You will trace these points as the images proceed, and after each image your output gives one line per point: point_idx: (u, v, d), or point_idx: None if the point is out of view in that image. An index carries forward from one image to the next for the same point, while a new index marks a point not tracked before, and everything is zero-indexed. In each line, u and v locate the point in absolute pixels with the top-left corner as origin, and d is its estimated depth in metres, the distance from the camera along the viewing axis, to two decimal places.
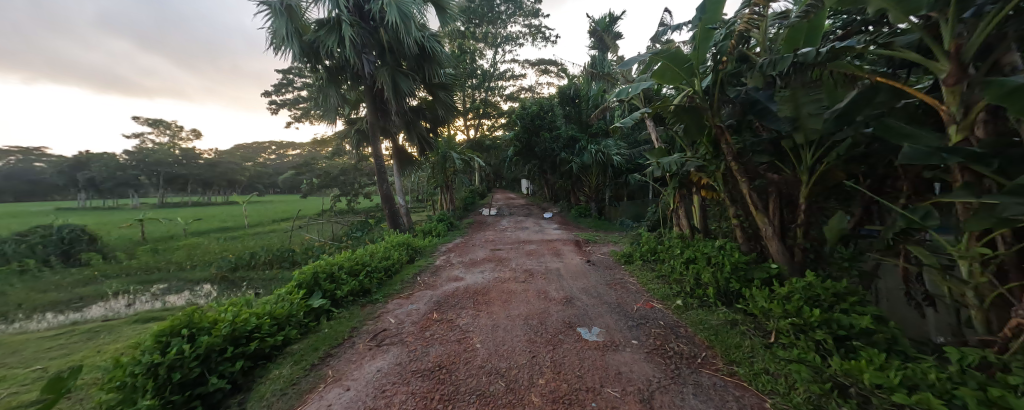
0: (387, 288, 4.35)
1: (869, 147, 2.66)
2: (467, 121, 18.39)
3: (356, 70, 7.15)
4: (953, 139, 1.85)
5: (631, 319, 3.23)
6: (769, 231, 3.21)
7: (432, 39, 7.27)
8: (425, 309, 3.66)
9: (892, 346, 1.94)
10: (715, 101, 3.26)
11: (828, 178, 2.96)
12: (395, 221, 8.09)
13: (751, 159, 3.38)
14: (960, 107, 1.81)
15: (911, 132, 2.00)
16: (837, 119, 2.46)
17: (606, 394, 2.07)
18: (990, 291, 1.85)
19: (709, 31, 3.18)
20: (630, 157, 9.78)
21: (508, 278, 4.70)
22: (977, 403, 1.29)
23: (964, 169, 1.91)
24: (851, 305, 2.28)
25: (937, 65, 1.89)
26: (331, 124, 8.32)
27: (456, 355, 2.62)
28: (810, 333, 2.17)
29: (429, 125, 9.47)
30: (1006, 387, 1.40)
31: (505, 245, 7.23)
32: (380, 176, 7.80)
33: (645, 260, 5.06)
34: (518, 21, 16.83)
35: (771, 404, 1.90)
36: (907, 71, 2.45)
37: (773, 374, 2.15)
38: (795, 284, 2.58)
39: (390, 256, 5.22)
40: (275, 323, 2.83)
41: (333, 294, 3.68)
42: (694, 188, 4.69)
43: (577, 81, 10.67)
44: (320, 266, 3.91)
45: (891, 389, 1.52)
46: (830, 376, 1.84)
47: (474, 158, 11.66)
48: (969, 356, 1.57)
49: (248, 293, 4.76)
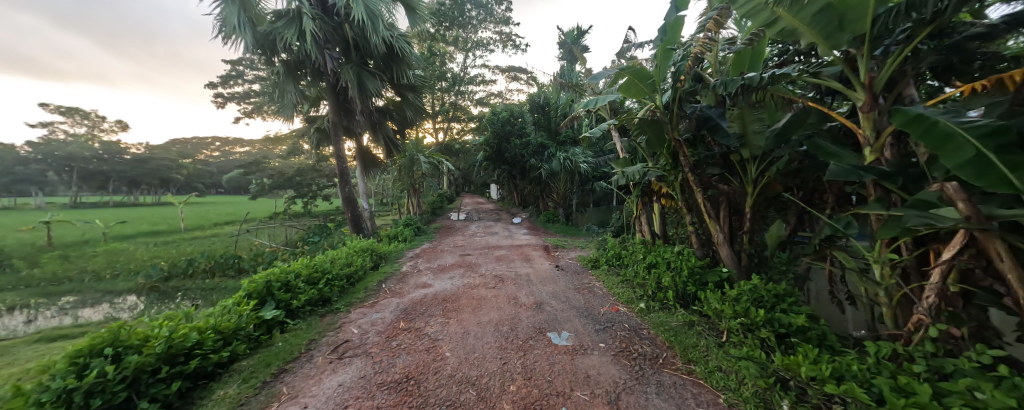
0: (348, 297, 4.10)
1: (801, 163, 2.99)
2: (436, 124, 18.11)
3: (318, 66, 6.76)
4: (868, 158, 2.13)
5: (599, 323, 3.33)
6: (720, 238, 3.49)
7: (401, 39, 7.08)
8: (391, 317, 3.52)
9: (822, 342, 2.18)
10: (673, 116, 3.52)
11: (769, 190, 3.29)
12: (357, 225, 7.70)
13: (705, 170, 3.66)
14: (873, 132, 2.10)
15: (836, 152, 2.28)
16: (777, 138, 2.74)
17: (575, 398, 2.12)
18: (897, 291, 2.15)
19: (669, 51, 3.43)
20: (596, 166, 10.20)
21: (477, 284, 4.65)
22: (891, 390, 1.50)
23: (876, 185, 2.21)
24: (789, 305, 2.55)
25: (855, 94, 2.17)
26: (289, 121, 7.81)
27: (425, 365, 2.54)
28: (756, 332, 2.38)
29: (396, 126, 9.21)
30: (910, 374, 1.65)
31: (475, 251, 7.14)
32: (343, 178, 7.42)
33: (610, 265, 5.25)
34: (489, 27, 17.01)
35: (724, 400, 2.07)
36: (831, 97, 2.81)
37: (725, 371, 2.33)
38: (743, 286, 2.82)
39: (352, 262, 4.93)
40: (220, 338, 2.54)
41: (288, 304, 3.40)
42: (655, 197, 4.99)
43: (546, 90, 10.98)
44: (273, 273, 3.57)
45: (824, 380, 1.72)
46: (773, 371, 2.03)
47: (443, 162, 11.49)
48: (882, 349, 1.81)
49: (186, 305, 4.24)
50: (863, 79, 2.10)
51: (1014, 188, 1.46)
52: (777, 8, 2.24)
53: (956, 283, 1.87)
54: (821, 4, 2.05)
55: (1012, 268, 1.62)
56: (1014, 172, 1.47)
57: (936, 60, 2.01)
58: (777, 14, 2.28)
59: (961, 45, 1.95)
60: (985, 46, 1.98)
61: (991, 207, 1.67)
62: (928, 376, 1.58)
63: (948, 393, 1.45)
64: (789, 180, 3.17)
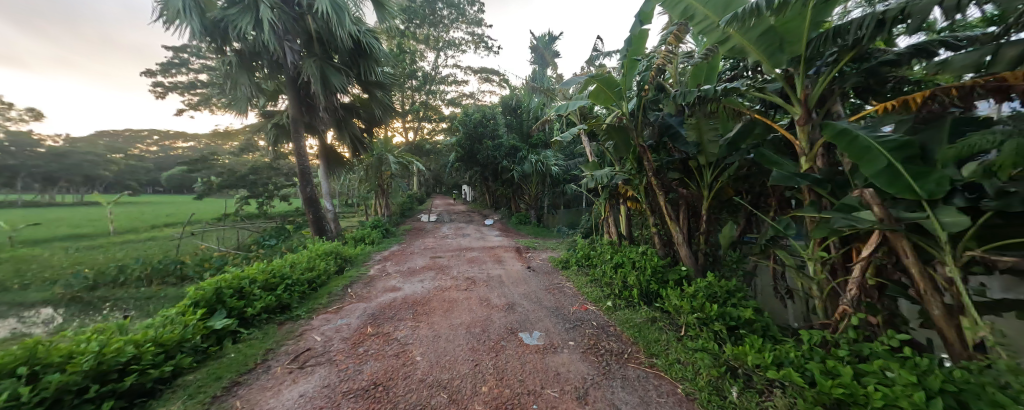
0: (309, 303, 3.88)
1: (750, 169, 3.28)
2: (405, 123, 17.61)
3: (275, 58, 6.38)
4: (804, 166, 2.39)
5: (568, 322, 3.42)
6: (679, 238, 3.73)
7: (369, 35, 6.82)
8: (358, 323, 3.38)
9: (766, 332, 2.42)
10: (637, 123, 3.73)
11: (722, 194, 3.57)
12: (320, 228, 7.30)
13: (666, 175, 3.89)
14: (808, 143, 2.36)
15: (778, 160, 2.52)
16: (728, 146, 3.00)
17: (546, 395, 2.17)
18: (827, 285, 2.42)
19: (634, 61, 3.62)
20: (566, 168, 10.50)
21: (448, 287, 4.58)
22: (821, 373, 1.70)
23: (810, 190, 2.48)
24: (738, 300, 2.78)
25: (793, 109, 2.43)
26: (242, 116, 7.35)
27: (394, 371, 2.47)
28: (709, 325, 2.58)
29: (364, 125, 8.86)
30: (836, 358, 1.87)
31: (446, 253, 7.03)
32: (304, 177, 7.03)
33: (579, 266, 5.40)
34: (461, 27, 16.83)
35: (683, 390, 2.21)
36: (774, 110, 3.10)
37: (683, 362, 2.48)
38: (699, 284, 3.03)
39: (314, 267, 4.65)
40: (161, 351, 2.30)
41: (241, 312, 3.15)
42: (621, 199, 5.22)
43: (518, 93, 11.09)
44: (224, 279, 3.27)
45: (766, 367, 1.92)
46: (724, 361, 2.22)
47: (413, 162, 11.23)
48: (814, 336, 2.03)
49: (114, 317, 3.71)
50: (799, 95, 2.35)
51: (917, 195, 1.74)
52: (727, 29, 2.45)
53: (872, 276, 2.15)
54: (764, 26, 2.30)
55: (913, 263, 1.89)
56: (916, 182, 1.75)
57: (858, 81, 2.30)
58: (728, 34, 2.50)
59: (876, 69, 2.26)
60: (895, 71, 2.30)
61: (898, 210, 1.95)
62: (850, 359, 1.81)
63: (865, 373, 1.67)
64: (738, 185, 3.47)
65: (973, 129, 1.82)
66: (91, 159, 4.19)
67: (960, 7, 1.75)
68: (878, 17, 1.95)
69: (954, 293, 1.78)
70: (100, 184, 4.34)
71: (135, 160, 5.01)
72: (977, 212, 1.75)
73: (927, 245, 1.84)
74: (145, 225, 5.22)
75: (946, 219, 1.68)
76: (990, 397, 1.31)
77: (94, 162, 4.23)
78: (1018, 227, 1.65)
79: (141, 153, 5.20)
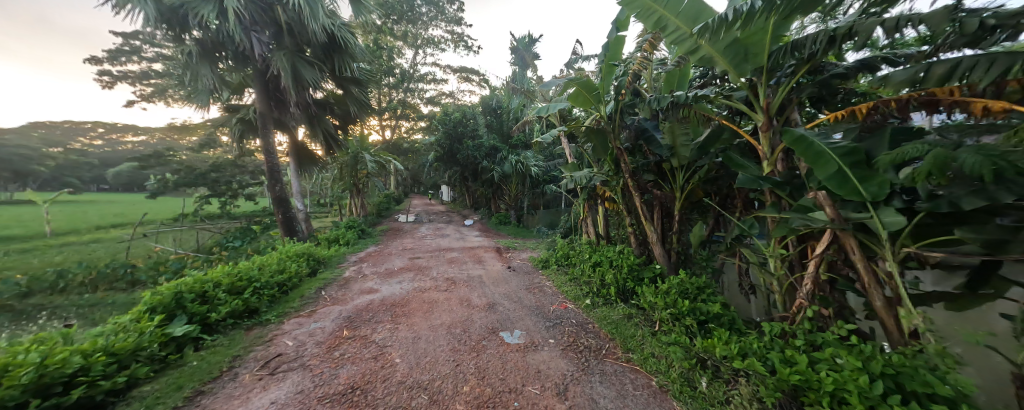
0: (279, 307, 3.69)
1: (718, 172, 3.47)
2: (382, 121, 17.16)
3: (242, 49, 6.13)
4: (766, 169, 2.57)
5: (548, 320, 3.47)
6: (654, 238, 3.89)
7: (344, 29, 6.61)
8: (333, 326, 3.26)
9: (732, 326, 2.57)
10: (615, 126, 3.86)
11: (693, 195, 3.76)
12: (290, 228, 6.95)
13: (642, 177, 4.03)
14: (770, 148, 2.54)
15: (743, 164, 2.69)
16: (699, 150, 3.16)
17: (527, 393, 2.20)
18: (786, 280, 2.61)
19: (612, 66, 3.75)
20: (546, 169, 10.62)
21: (428, 288, 4.52)
22: (780, 361, 1.83)
23: (772, 192, 2.67)
24: (707, 296, 2.94)
25: (757, 116, 2.60)
26: (203, 109, 6.85)
27: (372, 374, 2.41)
28: (682, 320, 2.71)
29: (338, 122, 8.56)
30: (793, 347, 2.03)
31: (425, 254, 6.91)
32: (273, 175, 6.69)
33: (559, 265, 5.47)
34: (440, 25, 16.62)
35: (657, 383, 2.31)
36: (740, 117, 3.30)
37: (657, 356, 2.59)
38: (672, 281, 3.18)
39: (284, 269, 4.43)
40: (113, 362, 2.12)
41: (204, 318, 2.97)
42: (600, 200, 5.36)
43: (499, 94, 11.14)
44: (185, 283, 3.06)
45: (732, 358, 2.05)
46: (695, 353, 2.33)
47: (390, 161, 10.96)
48: (775, 328, 2.19)
49: (53, 325, 3.36)
50: (762, 104, 2.52)
51: (861, 196, 1.91)
52: (699, 39, 2.60)
53: (825, 272, 2.34)
54: (732, 38, 2.48)
55: (860, 259, 2.08)
56: (862, 184, 1.92)
57: (812, 92, 2.50)
58: (699, 44, 2.65)
59: (828, 81, 2.45)
60: (845, 84, 2.52)
61: (847, 211, 2.13)
62: (806, 348, 1.97)
63: (818, 360, 1.81)
64: (708, 187, 3.66)
65: (908, 138, 2.04)
66: (22, 152, 3.79)
67: (898, 28, 1.94)
68: (830, 34, 2.14)
69: (892, 287, 1.98)
70: (34, 181, 3.87)
71: (76, 155, 4.60)
72: (911, 213, 1.95)
73: (871, 243, 2.03)
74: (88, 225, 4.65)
75: (886, 219, 1.87)
76: (921, 378, 1.47)
77: (26, 156, 3.83)
78: (945, 226, 1.86)
79: (82, 147, 4.72)
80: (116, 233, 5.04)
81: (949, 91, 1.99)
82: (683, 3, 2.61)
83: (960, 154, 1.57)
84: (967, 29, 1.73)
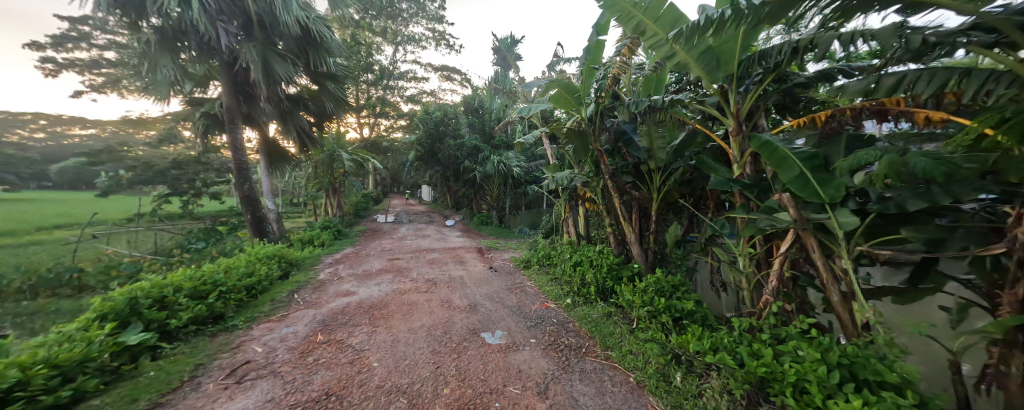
0: (247, 312, 3.50)
1: (692, 174, 3.60)
2: (361, 118, 16.68)
3: (208, 39, 5.78)
4: (736, 172, 2.70)
5: (530, 320, 3.49)
6: (632, 238, 3.99)
7: (320, 22, 6.36)
8: (306, 331, 3.13)
9: (705, 322, 2.68)
10: (595, 128, 3.95)
11: (669, 196, 3.89)
12: (260, 229, 6.61)
13: (620, 178, 4.13)
14: (739, 151, 2.67)
15: (716, 166, 2.81)
16: (674, 153, 3.28)
17: (507, 393, 2.20)
18: (753, 278, 2.76)
19: (593, 69, 3.83)
20: (528, 170, 10.66)
21: (408, 289, 4.43)
22: (748, 355, 1.93)
23: (741, 194, 2.81)
24: (682, 293, 3.05)
25: (727, 121, 2.72)
26: (163, 102, 6.40)
27: (348, 379, 2.33)
28: (658, 317, 2.80)
29: (313, 119, 8.24)
30: (760, 340, 2.14)
31: (404, 255, 6.78)
32: (241, 173, 6.34)
33: (540, 265, 5.52)
34: (421, 22, 16.36)
35: (635, 379, 2.38)
36: (712, 121, 3.44)
37: (635, 352, 2.66)
38: (649, 280, 3.27)
39: (253, 272, 4.20)
40: (56, 374, 1.94)
41: (163, 325, 2.77)
42: (580, 201, 5.45)
43: (481, 94, 11.10)
44: (142, 288, 2.85)
45: (705, 353, 2.14)
46: (670, 349, 2.41)
47: (369, 160, 10.66)
48: (744, 323, 2.30)
49: None
50: (732, 109, 2.65)
51: (820, 198, 2.04)
52: (674, 45, 2.70)
53: (788, 269, 2.49)
54: (705, 46, 2.59)
55: (819, 257, 2.23)
56: (822, 187, 2.05)
57: (777, 99, 2.65)
58: (674, 50, 2.75)
59: (792, 89, 2.61)
60: (807, 92, 2.68)
61: (808, 212, 2.27)
62: (770, 341, 2.08)
63: (782, 353, 1.93)
64: (683, 188, 3.80)
65: (861, 144, 2.21)
66: None
67: (853, 41, 2.09)
68: (794, 45, 2.28)
69: (848, 283, 2.13)
70: None
71: (12, 149, 4.07)
72: (863, 214, 2.10)
73: (829, 242, 2.17)
74: (23, 226, 4.12)
75: (842, 219, 2.00)
76: (871, 367, 1.59)
77: None
78: (893, 226, 2.02)
79: None
80: (60, 234, 4.61)
81: (896, 102, 2.19)
82: (661, 9, 2.69)
83: (909, 158, 1.70)
84: (913, 45, 1.88)
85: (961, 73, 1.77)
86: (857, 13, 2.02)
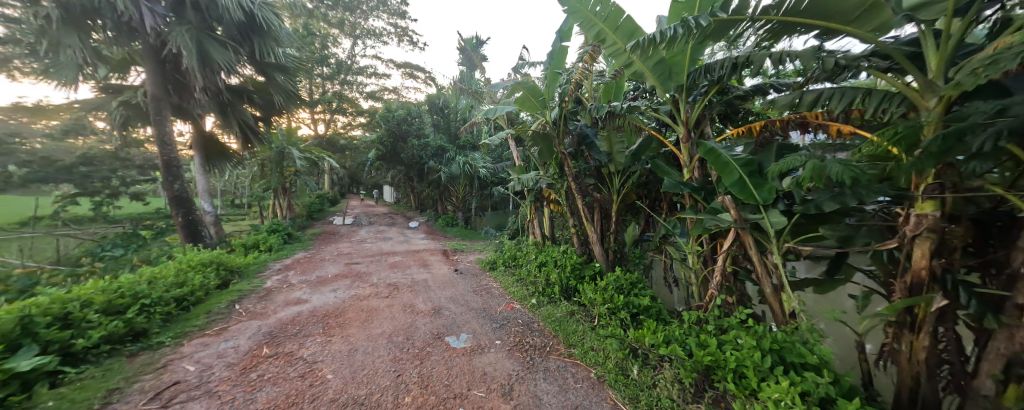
0: (176, 327, 3.11)
1: (648, 177, 3.81)
2: (315, 114, 15.59)
3: (126, 19, 5.01)
4: (686, 175, 2.91)
5: (495, 321, 3.48)
6: (594, 238, 4.14)
7: (266, 8, 5.85)
8: (249, 344, 2.86)
9: (659, 317, 2.86)
10: (559, 131, 4.06)
11: (627, 198, 4.10)
12: (194, 233, 5.89)
13: (583, 180, 4.27)
14: (689, 156, 2.88)
15: (668, 170, 3.01)
16: (632, 157, 3.45)
17: (471, 397, 2.17)
18: (701, 273, 2.99)
19: (556, 74, 3.93)
20: (494, 171, 10.62)
21: (368, 295, 4.22)
22: (698, 346, 2.08)
23: (690, 195, 3.03)
24: (639, 290, 3.23)
25: (678, 128, 2.93)
26: (68, 87, 5.49)
27: (298, 394, 2.16)
28: (617, 313, 2.93)
29: (260, 113, 7.57)
30: (708, 332, 2.31)
31: (364, 259, 6.44)
32: (170, 171, 5.62)
33: (506, 266, 5.54)
34: (382, 16, 15.68)
35: (595, 374, 2.46)
36: (665, 128, 3.67)
37: (595, 348, 2.76)
38: (609, 278, 3.41)
39: (184, 282, 3.74)
40: None
41: (66, 347, 2.36)
42: (545, 202, 5.55)
43: (446, 93, 10.89)
44: (38, 303, 2.42)
45: (659, 345, 2.27)
46: (628, 344, 2.52)
47: (324, 158, 9.99)
48: (694, 316, 2.48)
49: None
50: (682, 117, 2.85)
51: (756, 200, 2.27)
52: (631, 55, 2.84)
53: (730, 265, 2.72)
54: (659, 57, 2.78)
55: (754, 253, 2.47)
56: (757, 191, 2.27)
57: (720, 110, 2.90)
58: (632, 59, 2.90)
59: (732, 101, 2.88)
60: (744, 104, 2.97)
61: (746, 213, 2.50)
62: (715, 332, 2.26)
63: (725, 342, 2.10)
64: (640, 190, 4.01)
65: (788, 152, 2.48)
66: None
67: (782, 60, 2.34)
68: (733, 61, 2.51)
69: (777, 275, 2.38)
70: None
71: None
72: (790, 214, 2.36)
73: (762, 240, 2.41)
74: None
75: (773, 219, 2.24)
76: (797, 351, 1.79)
77: None
78: (813, 225, 2.29)
79: None
80: None
81: (815, 116, 2.50)
82: (620, 19, 2.82)
83: (826, 165, 1.93)
84: (827, 66, 2.15)
85: (863, 92, 2.06)
86: (784, 35, 2.28)
